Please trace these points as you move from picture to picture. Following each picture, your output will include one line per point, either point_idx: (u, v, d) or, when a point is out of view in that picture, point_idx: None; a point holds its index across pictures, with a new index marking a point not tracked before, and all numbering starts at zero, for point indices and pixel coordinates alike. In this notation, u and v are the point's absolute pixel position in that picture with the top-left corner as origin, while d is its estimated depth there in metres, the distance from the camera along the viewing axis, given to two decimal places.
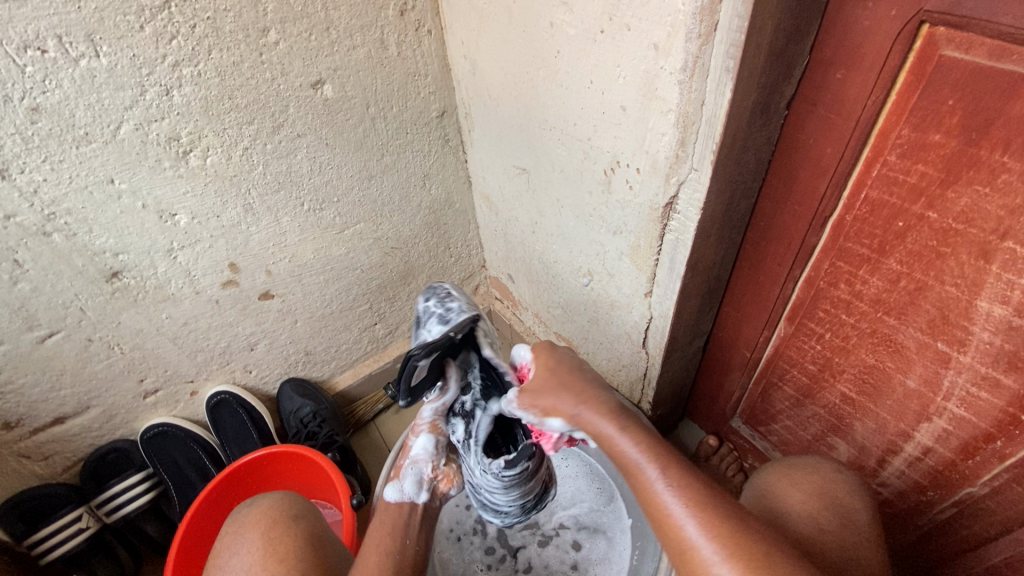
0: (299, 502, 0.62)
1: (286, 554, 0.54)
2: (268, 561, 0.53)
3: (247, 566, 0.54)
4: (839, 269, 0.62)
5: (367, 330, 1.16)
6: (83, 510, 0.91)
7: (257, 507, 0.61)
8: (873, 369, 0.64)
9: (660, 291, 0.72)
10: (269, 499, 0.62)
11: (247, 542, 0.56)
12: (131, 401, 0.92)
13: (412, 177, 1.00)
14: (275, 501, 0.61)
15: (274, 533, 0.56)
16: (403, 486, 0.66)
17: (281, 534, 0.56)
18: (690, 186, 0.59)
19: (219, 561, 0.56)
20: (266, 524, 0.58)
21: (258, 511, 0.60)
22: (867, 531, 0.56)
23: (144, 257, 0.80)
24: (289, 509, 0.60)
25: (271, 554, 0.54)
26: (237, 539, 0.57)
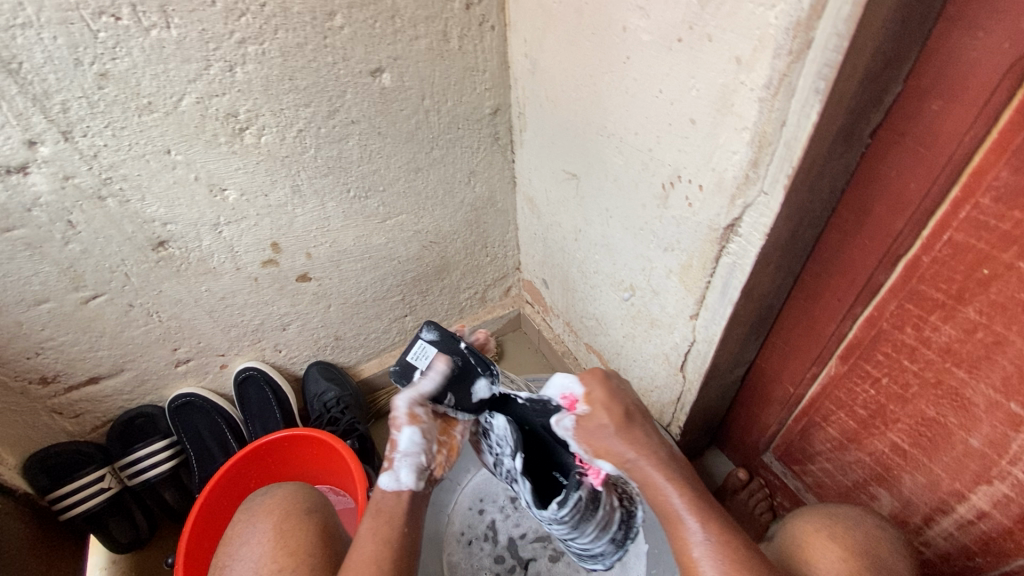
0: (312, 496, 0.62)
1: (296, 548, 0.54)
2: (278, 554, 0.53)
3: (256, 557, 0.53)
4: (907, 312, 0.58)
5: (397, 321, 1.15)
6: (106, 471, 0.94)
7: (272, 496, 0.61)
8: (932, 421, 0.60)
9: (707, 314, 0.70)
10: (283, 490, 0.62)
11: (258, 532, 0.56)
12: (163, 369, 0.93)
13: (458, 173, 0.99)
14: (289, 493, 0.61)
15: (286, 525, 0.56)
16: (399, 474, 0.60)
17: (293, 527, 0.56)
18: (756, 209, 0.56)
19: (230, 548, 0.56)
20: (279, 515, 0.57)
21: (272, 502, 0.60)
22: None
23: (191, 229, 0.80)
24: (302, 502, 0.60)
25: (281, 547, 0.54)
26: (249, 527, 0.57)
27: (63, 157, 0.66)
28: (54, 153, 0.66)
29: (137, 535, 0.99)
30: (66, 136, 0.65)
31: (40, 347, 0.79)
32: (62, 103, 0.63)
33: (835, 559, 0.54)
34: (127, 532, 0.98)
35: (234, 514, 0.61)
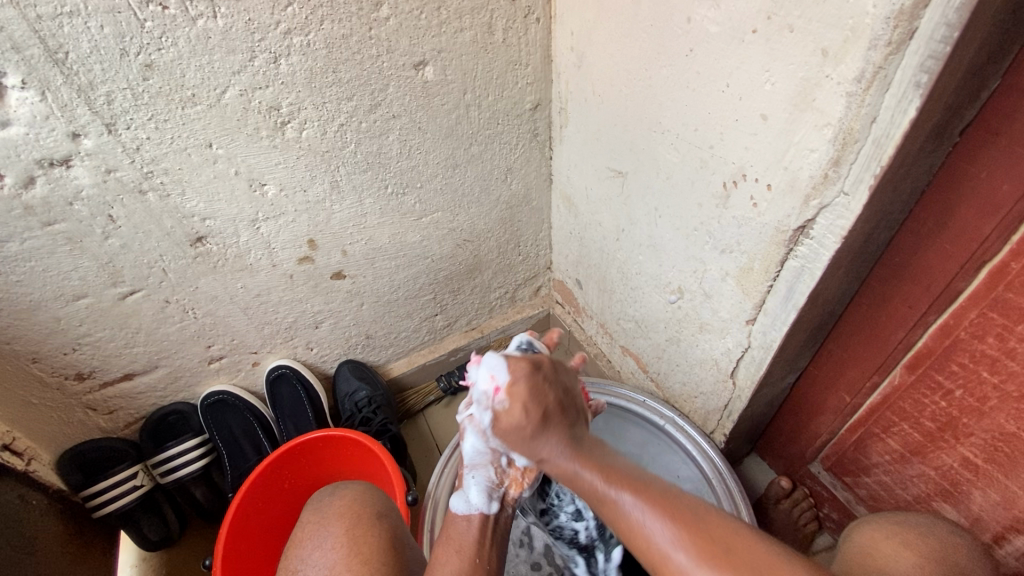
0: (381, 499, 0.60)
1: (370, 554, 0.51)
2: (352, 560, 0.51)
3: (329, 562, 0.51)
4: (990, 321, 0.55)
5: (428, 320, 1.13)
6: (139, 468, 0.93)
7: (340, 499, 0.59)
8: (1012, 437, 0.57)
9: (765, 320, 0.67)
10: (350, 493, 0.60)
11: (330, 536, 0.54)
12: (196, 366, 0.92)
13: (496, 170, 0.97)
14: (359, 496, 0.59)
15: (358, 530, 0.54)
16: (470, 497, 0.59)
17: (364, 532, 0.54)
18: (833, 210, 0.53)
19: (299, 551, 0.54)
20: (351, 518, 0.55)
21: (342, 504, 0.58)
22: None
23: (229, 224, 0.79)
24: (372, 506, 0.58)
25: (354, 553, 0.52)
26: (320, 530, 0.55)
27: (106, 150, 0.65)
28: (98, 146, 0.64)
29: (167, 533, 0.99)
30: (109, 129, 0.64)
31: (77, 343, 0.78)
32: (106, 94, 0.61)
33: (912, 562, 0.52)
34: (158, 530, 0.97)
35: (301, 514, 0.59)
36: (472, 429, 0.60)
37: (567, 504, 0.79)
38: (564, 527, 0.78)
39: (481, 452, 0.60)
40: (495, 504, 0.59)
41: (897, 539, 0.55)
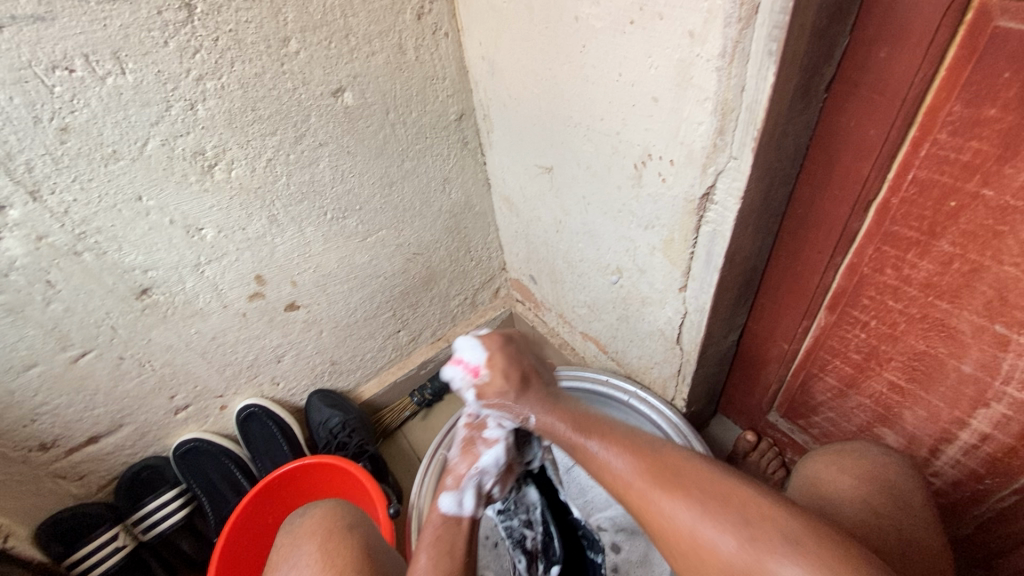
0: (348, 511, 0.62)
1: (344, 566, 0.53)
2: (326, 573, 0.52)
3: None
4: (885, 254, 0.60)
5: (392, 337, 1.15)
6: (119, 529, 0.91)
7: (310, 518, 0.60)
8: (925, 355, 0.62)
9: (695, 285, 0.71)
10: (321, 508, 0.62)
11: (304, 554, 0.55)
12: (163, 418, 0.92)
13: (432, 182, 1.00)
14: (327, 511, 0.61)
15: (331, 544, 0.56)
16: (462, 501, 0.59)
17: (338, 546, 0.56)
18: (729, 175, 0.57)
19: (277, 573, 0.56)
20: (321, 534, 0.57)
21: (313, 522, 0.59)
22: (922, 514, 0.54)
23: (172, 272, 0.79)
24: (342, 519, 0.60)
25: (330, 566, 0.53)
26: (294, 550, 0.57)
27: (34, 218, 0.65)
28: (25, 215, 0.65)
29: None
30: (34, 196, 0.64)
31: (35, 414, 0.78)
32: (26, 163, 0.62)
33: (846, 487, 0.56)
34: None
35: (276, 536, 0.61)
36: (502, 444, 0.62)
37: (521, 511, 0.76)
38: (515, 529, 0.76)
39: (494, 463, 0.62)
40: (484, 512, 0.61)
41: (835, 471, 0.58)
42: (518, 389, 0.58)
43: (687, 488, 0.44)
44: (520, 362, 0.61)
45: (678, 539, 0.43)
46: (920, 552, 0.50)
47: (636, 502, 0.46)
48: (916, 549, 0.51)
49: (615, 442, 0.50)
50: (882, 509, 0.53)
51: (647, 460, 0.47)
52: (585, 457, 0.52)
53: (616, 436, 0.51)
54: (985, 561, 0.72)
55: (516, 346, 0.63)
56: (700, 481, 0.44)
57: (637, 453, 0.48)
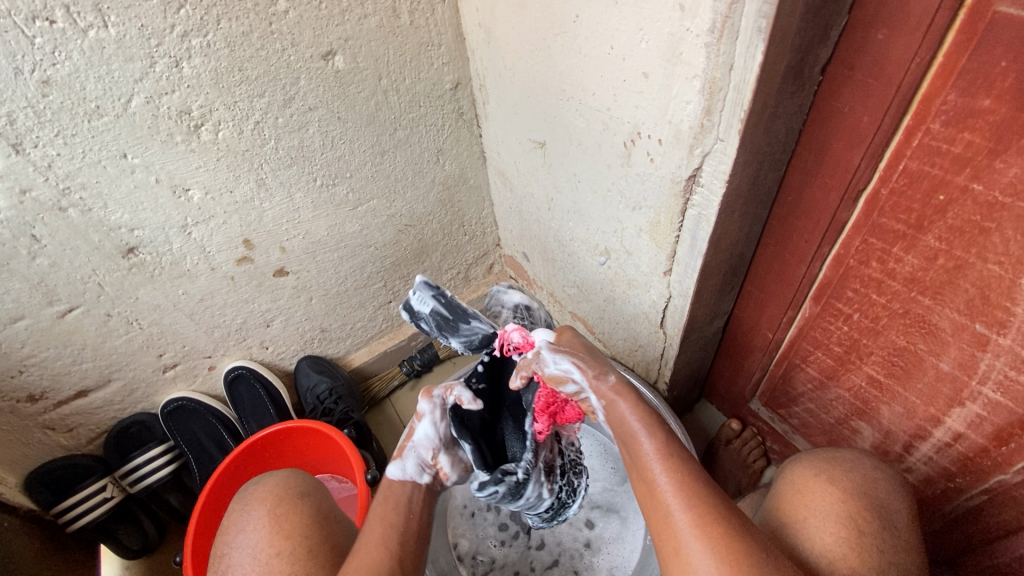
0: (302, 477, 0.63)
1: (294, 531, 0.55)
2: (274, 538, 0.54)
3: (253, 543, 0.55)
4: (871, 247, 0.59)
5: (382, 307, 1.15)
6: (107, 481, 0.94)
7: (264, 483, 0.61)
8: (904, 351, 0.61)
9: (679, 270, 0.70)
10: (275, 476, 0.63)
11: (252, 520, 0.57)
12: (151, 375, 0.93)
13: (426, 153, 0.98)
14: (282, 478, 0.62)
15: (280, 510, 0.57)
16: (404, 465, 0.62)
17: (287, 512, 0.57)
18: (715, 157, 0.56)
19: (228, 537, 0.57)
20: (271, 501, 0.58)
21: (265, 488, 0.60)
22: (908, 535, 0.54)
23: (159, 232, 0.80)
24: (295, 486, 0.61)
25: (278, 531, 0.55)
26: (245, 515, 0.58)
27: (17, 171, 0.65)
28: (8, 167, 0.65)
29: (146, 540, 1.00)
30: (16, 149, 0.64)
31: (23, 365, 0.79)
32: (7, 114, 0.62)
33: (834, 501, 0.55)
34: (136, 538, 0.99)
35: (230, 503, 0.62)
36: (428, 418, 0.65)
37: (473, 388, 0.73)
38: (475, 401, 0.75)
39: (431, 439, 0.64)
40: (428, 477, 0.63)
41: (826, 477, 0.58)
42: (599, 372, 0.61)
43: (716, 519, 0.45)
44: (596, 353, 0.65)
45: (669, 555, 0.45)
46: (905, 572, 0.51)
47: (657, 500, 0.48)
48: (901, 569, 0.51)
49: (678, 460, 0.50)
50: (868, 527, 0.53)
51: (694, 482, 0.48)
52: (633, 453, 0.53)
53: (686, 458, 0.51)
54: (952, 557, 0.72)
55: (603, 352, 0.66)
56: (731, 524, 0.45)
57: (703, 483, 0.48)
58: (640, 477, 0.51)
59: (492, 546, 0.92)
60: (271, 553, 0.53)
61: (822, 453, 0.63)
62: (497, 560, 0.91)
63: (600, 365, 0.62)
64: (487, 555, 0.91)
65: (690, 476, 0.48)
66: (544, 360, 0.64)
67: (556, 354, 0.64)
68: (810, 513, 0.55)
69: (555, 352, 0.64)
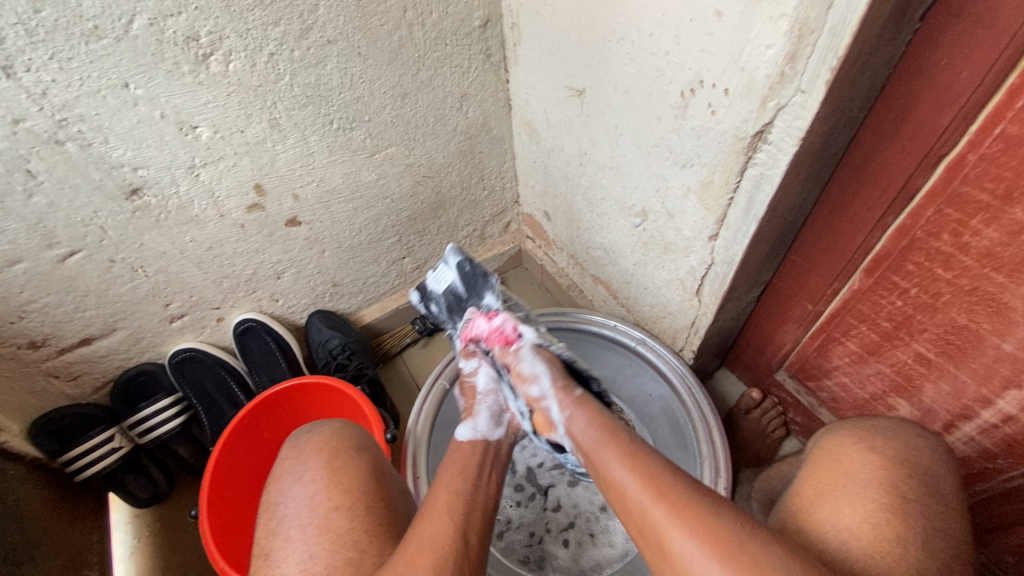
0: (351, 431, 0.61)
1: (353, 486, 0.53)
2: (332, 491, 0.52)
3: (309, 494, 0.52)
4: (945, 217, 0.55)
5: (396, 263, 1.10)
6: (115, 431, 0.91)
7: (317, 435, 0.59)
8: (963, 330, 0.59)
9: (727, 235, 0.66)
10: (328, 428, 0.60)
11: (306, 471, 0.54)
12: (157, 326, 0.89)
13: (449, 98, 0.91)
14: (337, 431, 0.59)
15: (337, 463, 0.55)
16: (476, 423, 0.65)
17: (344, 465, 0.55)
18: (791, 111, 0.51)
19: (280, 485, 0.55)
20: (328, 452, 0.56)
21: (320, 440, 0.58)
22: (955, 502, 0.52)
23: (164, 173, 0.74)
24: (350, 440, 0.58)
25: (336, 484, 0.53)
26: (299, 465, 0.56)
27: (8, 97, 0.59)
28: None
29: (156, 491, 0.99)
30: (6, 72, 0.57)
31: (23, 311, 0.75)
32: None
33: (875, 469, 0.53)
34: (146, 489, 0.98)
35: (280, 451, 0.60)
36: (483, 369, 0.74)
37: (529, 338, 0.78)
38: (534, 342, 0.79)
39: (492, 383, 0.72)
40: (501, 430, 0.66)
41: (866, 445, 0.56)
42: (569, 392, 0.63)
43: (692, 506, 0.44)
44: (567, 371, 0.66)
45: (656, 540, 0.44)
46: (951, 539, 0.49)
47: (631, 503, 0.47)
48: (948, 536, 0.49)
49: (633, 458, 0.49)
50: (913, 492, 0.51)
51: (651, 476, 0.47)
52: (599, 468, 0.52)
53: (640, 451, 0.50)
54: (975, 534, 0.72)
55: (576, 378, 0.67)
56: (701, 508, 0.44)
57: (661, 476, 0.47)
58: (611, 493, 0.49)
59: (508, 506, 0.92)
60: (329, 507, 0.51)
61: (864, 419, 0.61)
62: (513, 520, 0.91)
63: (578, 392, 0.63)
64: (503, 515, 0.91)
65: (648, 470, 0.48)
66: (522, 359, 0.68)
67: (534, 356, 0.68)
68: (852, 480, 0.53)
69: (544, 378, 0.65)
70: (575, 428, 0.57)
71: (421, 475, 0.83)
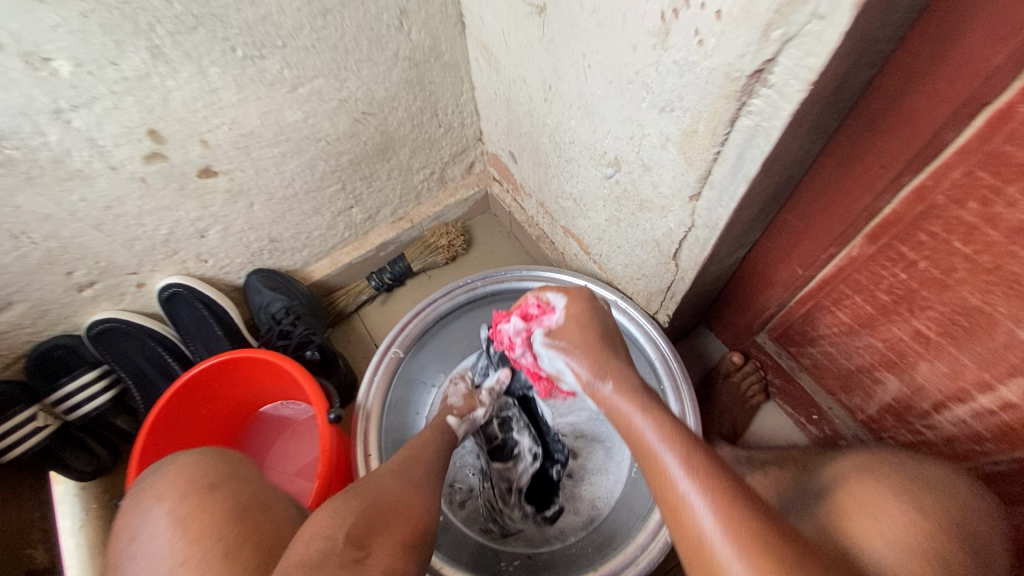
0: (239, 471, 0.52)
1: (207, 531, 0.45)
2: (183, 536, 0.45)
3: (158, 544, 0.45)
4: (976, 182, 0.45)
5: (343, 214, 0.98)
6: (37, 409, 0.83)
7: (171, 466, 0.51)
8: (974, 311, 0.51)
9: (710, 196, 0.56)
10: (187, 456, 0.52)
11: (159, 518, 0.46)
12: (63, 296, 0.78)
13: (385, 14, 0.73)
14: (197, 460, 0.51)
15: (192, 503, 0.47)
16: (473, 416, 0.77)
17: (199, 503, 0.47)
18: (800, 45, 0.38)
19: (127, 536, 0.47)
20: (183, 488, 0.48)
21: (174, 473, 0.50)
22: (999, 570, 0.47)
23: (21, 120, 0.59)
24: (209, 470, 0.50)
25: (187, 527, 0.45)
26: (143, 510, 0.47)
27: None
28: None
29: (100, 463, 0.91)
30: None
31: None
32: None
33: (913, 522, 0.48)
34: (90, 461, 0.89)
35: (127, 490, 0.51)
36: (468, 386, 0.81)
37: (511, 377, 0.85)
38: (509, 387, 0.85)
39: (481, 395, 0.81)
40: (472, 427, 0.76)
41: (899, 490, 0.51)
42: (604, 345, 0.56)
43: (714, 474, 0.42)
44: (596, 323, 0.58)
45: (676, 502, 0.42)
46: None
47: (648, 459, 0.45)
48: None
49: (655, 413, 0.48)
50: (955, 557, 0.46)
51: (672, 429, 0.46)
52: (625, 426, 0.49)
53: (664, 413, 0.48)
54: None
55: (600, 307, 0.61)
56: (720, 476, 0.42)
57: (683, 437, 0.45)
58: (666, 501, 0.43)
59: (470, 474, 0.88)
60: (181, 555, 0.43)
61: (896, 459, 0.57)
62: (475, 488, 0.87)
63: (604, 351, 0.55)
64: (465, 483, 0.87)
65: (672, 430, 0.46)
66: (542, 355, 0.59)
67: (551, 350, 0.57)
68: (884, 517, 0.48)
69: (553, 347, 0.57)
70: (625, 420, 0.49)
71: (371, 451, 0.78)
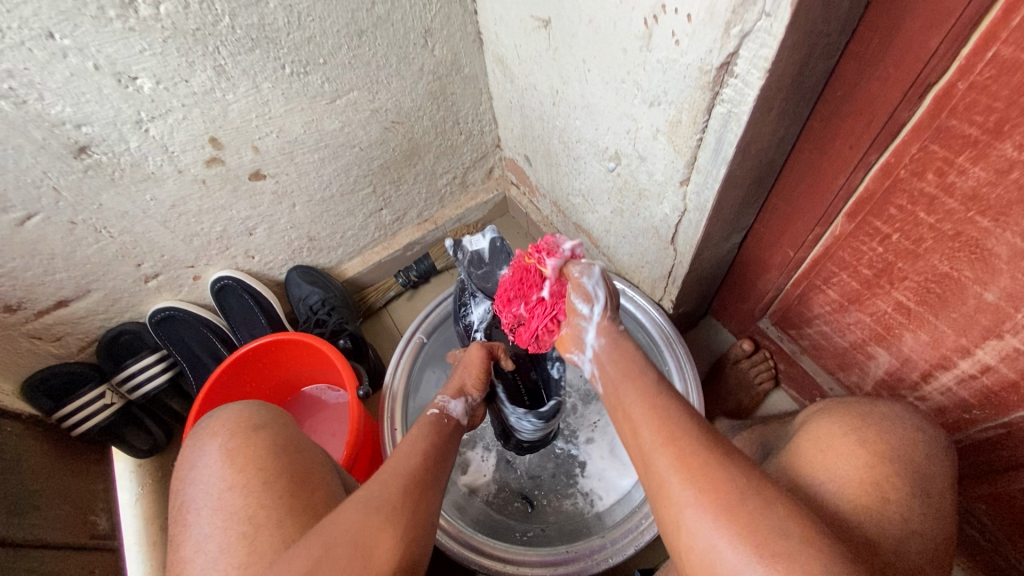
0: (280, 422, 0.58)
1: (251, 465, 0.51)
2: (230, 471, 0.51)
3: (209, 479, 0.51)
4: (931, 155, 0.50)
5: (373, 215, 1.07)
6: (105, 388, 0.93)
7: (223, 413, 0.57)
8: (945, 278, 0.55)
9: (698, 179, 0.62)
10: (234, 406, 0.58)
11: (211, 453, 0.53)
12: (132, 286, 0.90)
13: (411, 33, 0.83)
14: (240, 410, 0.57)
15: (237, 443, 0.53)
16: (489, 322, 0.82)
17: (242, 446, 0.53)
18: (756, 38, 0.45)
19: (184, 473, 0.53)
20: (232, 434, 0.54)
21: (221, 422, 0.56)
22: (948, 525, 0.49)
23: (111, 129, 0.70)
24: (252, 419, 0.56)
25: (235, 464, 0.52)
26: (197, 452, 0.54)
27: None
28: None
29: (156, 441, 1.00)
30: None
31: None
32: None
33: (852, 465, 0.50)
34: (146, 440, 0.99)
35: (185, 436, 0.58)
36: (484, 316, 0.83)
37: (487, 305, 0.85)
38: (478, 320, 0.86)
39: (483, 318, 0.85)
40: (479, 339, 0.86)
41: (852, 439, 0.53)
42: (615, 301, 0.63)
43: (720, 474, 0.42)
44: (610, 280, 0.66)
45: (671, 503, 0.43)
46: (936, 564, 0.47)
47: (650, 470, 0.45)
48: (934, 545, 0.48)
49: (656, 416, 0.47)
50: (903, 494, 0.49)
51: (670, 437, 0.45)
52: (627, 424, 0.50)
53: (665, 409, 0.47)
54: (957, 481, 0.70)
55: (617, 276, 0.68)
56: (720, 478, 0.42)
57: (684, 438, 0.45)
58: (659, 496, 0.44)
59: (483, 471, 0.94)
60: (224, 487, 0.50)
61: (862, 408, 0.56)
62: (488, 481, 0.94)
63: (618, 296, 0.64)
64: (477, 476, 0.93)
65: (668, 432, 0.45)
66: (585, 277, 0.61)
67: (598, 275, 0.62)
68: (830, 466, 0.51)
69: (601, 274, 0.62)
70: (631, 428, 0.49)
71: (397, 426, 0.84)
